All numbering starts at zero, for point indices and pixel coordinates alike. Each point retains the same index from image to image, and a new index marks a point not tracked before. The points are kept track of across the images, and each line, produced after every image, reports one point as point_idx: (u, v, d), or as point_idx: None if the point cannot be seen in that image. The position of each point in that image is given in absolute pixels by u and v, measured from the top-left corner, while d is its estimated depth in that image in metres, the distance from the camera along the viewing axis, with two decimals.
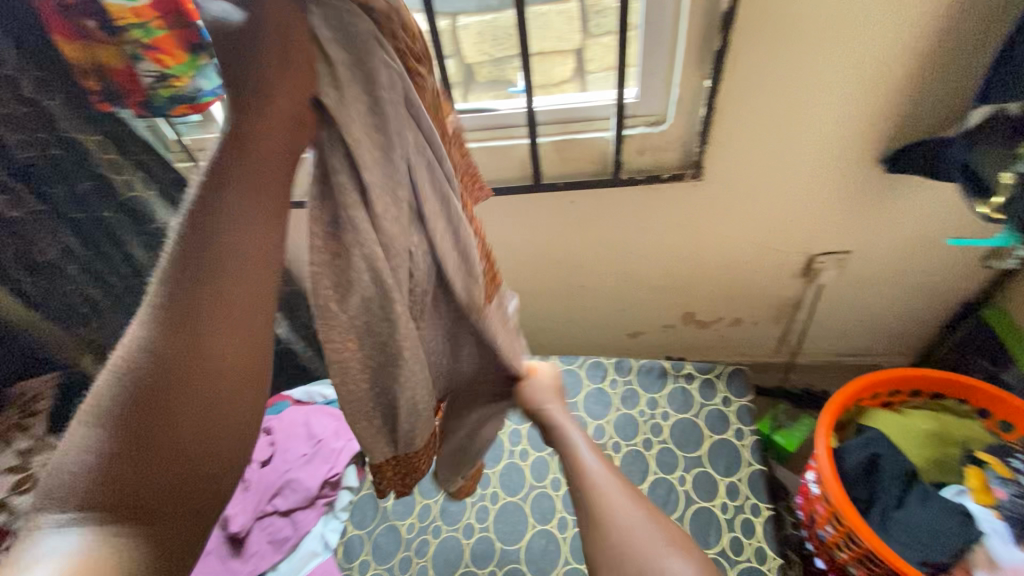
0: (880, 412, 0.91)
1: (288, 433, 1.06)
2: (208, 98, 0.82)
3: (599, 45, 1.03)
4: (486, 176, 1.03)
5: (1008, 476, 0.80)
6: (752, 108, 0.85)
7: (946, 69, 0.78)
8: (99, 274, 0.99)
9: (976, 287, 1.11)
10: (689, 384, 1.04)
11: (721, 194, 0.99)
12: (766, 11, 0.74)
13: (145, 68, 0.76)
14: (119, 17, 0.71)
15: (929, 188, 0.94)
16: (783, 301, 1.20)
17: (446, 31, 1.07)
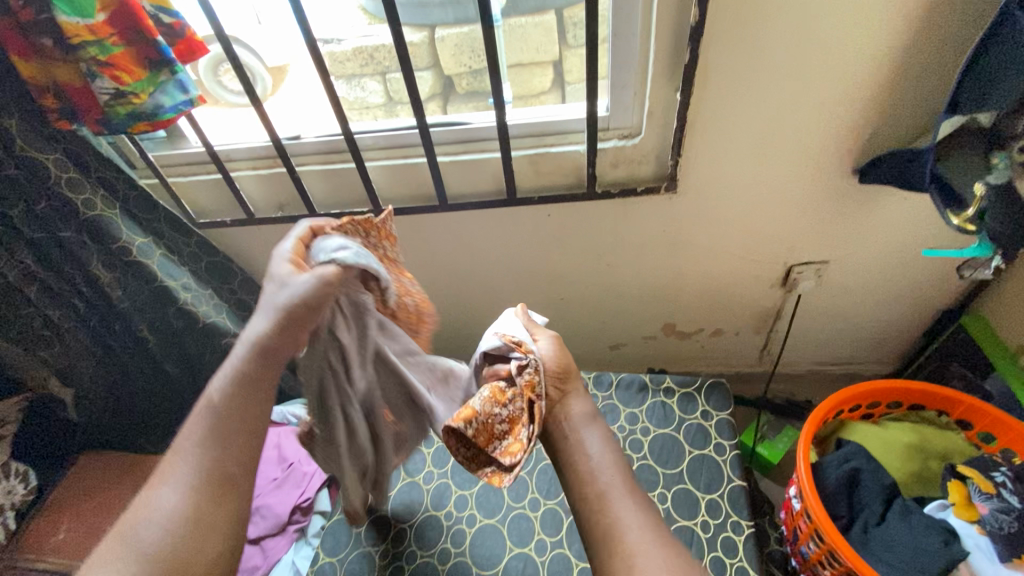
0: (859, 425, 0.90)
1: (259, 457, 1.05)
2: (169, 115, 0.79)
3: (576, 56, 1.02)
4: (460, 190, 1.01)
5: (991, 491, 0.76)
6: (723, 121, 0.85)
7: (916, 80, 0.78)
8: (60, 295, 0.96)
9: (955, 295, 1.10)
10: (668, 398, 1.02)
11: (696, 206, 0.98)
12: (734, 24, 0.74)
13: (102, 86, 0.74)
14: (74, 35, 0.69)
15: (903, 198, 0.93)
16: (764, 311, 1.19)
17: (423, 43, 1.06)
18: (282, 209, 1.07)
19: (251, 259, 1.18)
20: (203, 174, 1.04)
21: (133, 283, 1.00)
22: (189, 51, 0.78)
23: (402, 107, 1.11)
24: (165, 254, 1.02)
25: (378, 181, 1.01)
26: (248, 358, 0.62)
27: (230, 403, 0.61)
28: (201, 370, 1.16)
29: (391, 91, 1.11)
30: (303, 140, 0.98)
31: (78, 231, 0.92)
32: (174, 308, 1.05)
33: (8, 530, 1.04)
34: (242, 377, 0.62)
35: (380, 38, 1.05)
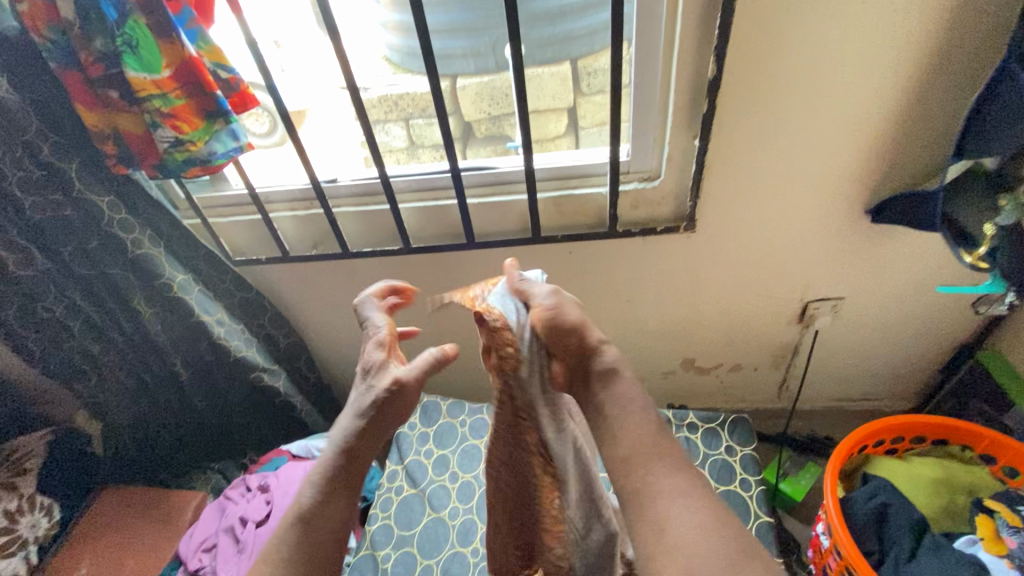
0: (885, 459, 0.90)
1: (284, 490, 1.04)
2: (220, 160, 0.83)
3: (590, 103, 1.09)
4: (486, 229, 1.06)
5: (1019, 525, 0.76)
6: (740, 165, 0.90)
7: (923, 127, 0.83)
8: (102, 329, 1.00)
9: (969, 331, 1.12)
10: (692, 434, 1.03)
11: (714, 245, 1.02)
12: (750, 74, 0.79)
13: (163, 134, 0.79)
14: (141, 89, 0.75)
15: (914, 237, 0.97)
16: (781, 347, 1.21)
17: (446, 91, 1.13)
18: (316, 247, 1.12)
19: (281, 295, 1.22)
20: (242, 214, 1.09)
21: (172, 317, 1.04)
22: (243, 103, 0.84)
23: (423, 149, 1.18)
24: (201, 289, 1.07)
25: (408, 221, 1.06)
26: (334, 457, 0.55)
27: (322, 508, 0.52)
28: (227, 403, 1.20)
29: (414, 136, 1.18)
30: (340, 183, 1.04)
31: (125, 269, 0.96)
32: (207, 342, 1.10)
33: (31, 563, 1.02)
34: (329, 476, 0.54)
35: (404, 86, 1.14)
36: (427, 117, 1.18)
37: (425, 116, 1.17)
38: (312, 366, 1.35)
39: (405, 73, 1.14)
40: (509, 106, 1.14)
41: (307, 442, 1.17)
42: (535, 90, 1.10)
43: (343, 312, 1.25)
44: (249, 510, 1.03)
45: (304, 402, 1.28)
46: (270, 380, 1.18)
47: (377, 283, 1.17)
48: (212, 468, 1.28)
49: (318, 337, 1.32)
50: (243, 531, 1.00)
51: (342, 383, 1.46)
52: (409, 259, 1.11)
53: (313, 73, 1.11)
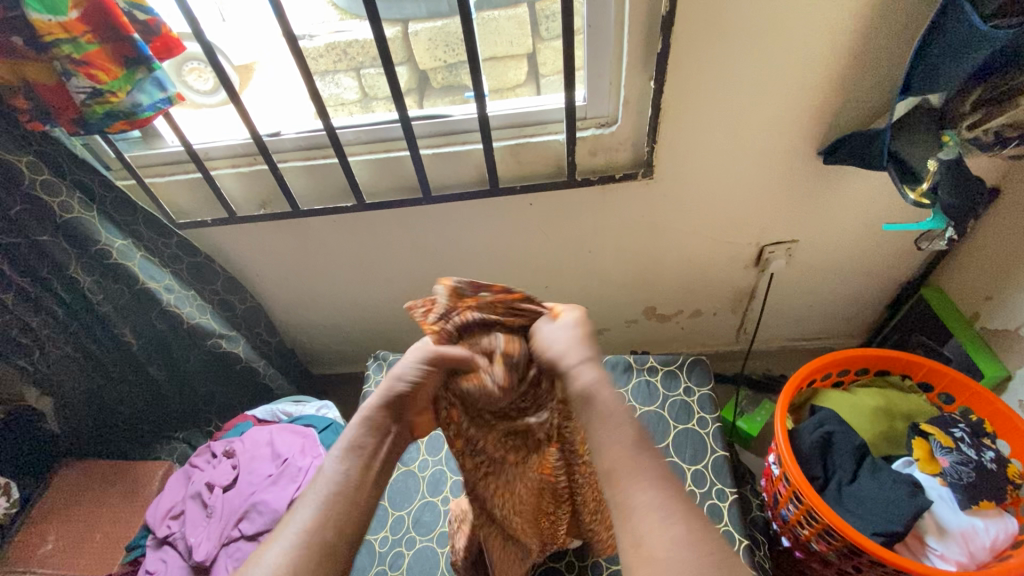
0: (830, 392, 0.94)
1: (251, 454, 1.03)
2: (147, 112, 0.78)
3: (549, 49, 1.05)
4: (441, 181, 1.03)
5: (951, 445, 0.80)
6: (693, 107, 0.88)
7: (873, 65, 0.83)
8: (38, 300, 0.94)
9: (913, 268, 1.17)
10: (652, 377, 1.06)
11: (672, 192, 1.02)
12: (699, 12, 0.77)
13: (78, 84, 0.72)
14: (47, 33, 0.68)
15: (863, 178, 0.99)
16: (738, 291, 1.24)
17: (397, 38, 1.07)
18: (264, 207, 1.07)
19: (232, 258, 1.17)
20: (181, 173, 1.02)
21: (114, 286, 0.99)
22: (167, 49, 0.77)
23: (377, 102, 1.12)
24: (144, 255, 1.01)
25: (361, 175, 1.02)
26: (356, 432, 0.60)
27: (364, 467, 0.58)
28: (186, 371, 1.18)
29: (366, 87, 1.12)
30: (283, 136, 0.98)
31: (57, 236, 0.90)
32: (157, 310, 1.05)
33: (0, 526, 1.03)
34: (353, 449, 0.59)
35: (354, 32, 1.06)
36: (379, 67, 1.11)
37: (377, 66, 1.11)
38: (273, 331, 1.32)
39: (354, 20, 1.06)
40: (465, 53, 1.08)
41: (271, 406, 1.16)
42: (492, 34, 1.04)
43: (301, 272, 1.21)
44: (215, 476, 1.01)
45: (267, 366, 1.25)
46: (229, 346, 1.15)
47: (333, 242, 1.14)
48: (176, 437, 1.25)
49: (277, 300, 1.29)
50: (210, 497, 0.98)
51: (307, 346, 1.43)
52: (363, 216, 1.08)
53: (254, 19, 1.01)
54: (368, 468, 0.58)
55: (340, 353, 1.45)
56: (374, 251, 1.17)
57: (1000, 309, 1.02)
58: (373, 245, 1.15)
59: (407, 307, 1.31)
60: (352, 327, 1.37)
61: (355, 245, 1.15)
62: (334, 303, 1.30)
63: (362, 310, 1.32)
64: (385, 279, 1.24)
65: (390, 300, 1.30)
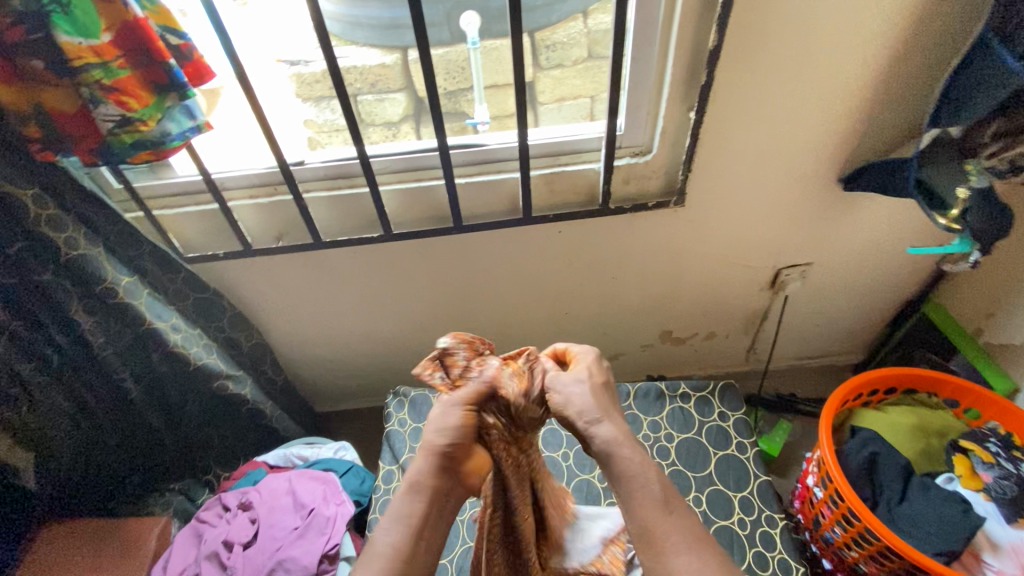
0: (865, 411, 0.96)
1: (271, 506, 0.95)
2: (175, 142, 0.72)
3: (549, 78, 1.06)
4: (472, 211, 1.01)
5: (992, 459, 0.83)
6: (729, 137, 0.90)
7: (897, 98, 0.87)
8: (32, 346, 0.84)
9: (915, 287, 1.23)
10: (686, 403, 1.05)
11: (700, 218, 1.04)
12: (743, 46, 0.79)
13: (106, 112, 0.66)
14: (75, 57, 0.62)
15: (877, 203, 1.04)
16: (752, 313, 1.27)
17: (397, 64, 1.07)
18: (281, 239, 1.01)
19: (239, 293, 1.10)
20: (193, 204, 0.96)
21: (117, 326, 0.91)
22: (199, 75, 0.72)
23: (373, 128, 1.09)
24: (151, 292, 0.93)
25: (388, 205, 0.99)
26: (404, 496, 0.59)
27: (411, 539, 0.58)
28: (185, 417, 1.08)
29: (362, 113, 1.09)
30: (308, 165, 0.94)
31: (59, 274, 0.81)
32: (160, 351, 0.97)
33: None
34: (403, 515, 0.58)
35: (352, 58, 1.05)
36: (377, 93, 1.09)
37: (376, 92, 1.09)
38: (278, 369, 1.24)
39: (350, 46, 1.05)
40: (467, 81, 1.07)
41: (284, 451, 1.08)
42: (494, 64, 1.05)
43: (312, 306, 1.15)
44: (233, 532, 0.92)
45: (274, 408, 1.18)
46: (236, 387, 1.07)
47: (350, 273, 1.09)
48: (171, 489, 1.14)
49: (282, 335, 1.22)
50: (230, 556, 0.89)
51: (309, 383, 1.35)
52: (386, 246, 1.04)
53: (256, 34, 0.99)
54: (420, 533, 0.58)
55: (344, 389, 1.38)
56: (393, 281, 1.12)
57: (1006, 324, 1.08)
58: (393, 276, 1.11)
59: (420, 337, 1.26)
60: (361, 362, 1.31)
61: (374, 277, 1.11)
62: (343, 337, 1.24)
63: (371, 343, 1.27)
64: (399, 310, 1.19)
65: (403, 333, 1.25)
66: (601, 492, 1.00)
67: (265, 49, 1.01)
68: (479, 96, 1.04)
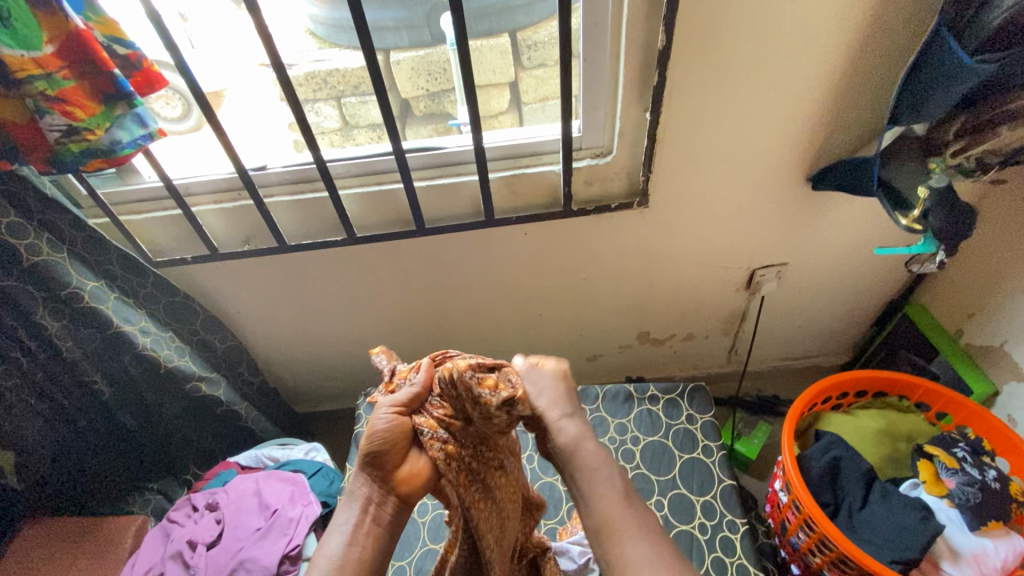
0: (833, 415, 0.94)
1: (237, 506, 0.96)
2: (127, 150, 0.73)
3: (532, 77, 1.03)
4: (436, 214, 1.01)
5: (956, 466, 0.80)
6: (688, 137, 0.89)
7: (860, 95, 0.85)
8: (1, 350, 0.86)
9: (897, 287, 1.20)
10: (654, 406, 1.04)
11: (667, 219, 1.02)
12: (694, 46, 0.78)
13: (52, 121, 0.68)
14: (18, 69, 0.64)
15: (849, 202, 1.01)
16: (730, 314, 1.25)
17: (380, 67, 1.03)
18: (248, 242, 1.03)
19: (213, 296, 1.12)
20: (160, 209, 0.97)
21: (86, 330, 0.93)
22: (149, 83, 0.73)
23: (359, 130, 1.09)
24: (119, 297, 0.95)
25: (351, 209, 0.99)
26: (351, 500, 0.59)
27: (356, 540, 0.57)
28: (162, 417, 1.10)
29: (347, 116, 1.08)
30: (269, 169, 0.95)
31: (23, 280, 0.84)
32: (131, 354, 0.99)
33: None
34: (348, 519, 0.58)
35: (334, 62, 1.03)
36: (360, 95, 1.07)
37: (359, 95, 1.06)
38: (255, 370, 1.26)
39: (334, 49, 1.03)
40: (448, 82, 1.06)
41: (256, 451, 1.10)
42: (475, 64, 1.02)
43: (286, 308, 1.16)
44: (198, 532, 0.94)
45: (251, 409, 1.19)
46: (209, 389, 1.08)
47: (319, 276, 1.10)
48: (150, 488, 1.16)
49: (259, 337, 1.23)
50: (193, 556, 0.91)
51: (290, 384, 1.37)
52: (352, 249, 1.05)
53: (230, 45, 1.02)
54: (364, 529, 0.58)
55: (325, 390, 1.39)
56: (363, 283, 1.13)
57: (986, 325, 1.05)
58: (363, 279, 1.12)
59: (396, 339, 1.27)
60: (340, 363, 1.32)
61: (343, 280, 1.12)
62: (319, 339, 1.25)
63: (349, 345, 1.28)
64: (373, 312, 1.20)
65: (379, 334, 1.26)
66: (564, 495, 1.01)
67: (246, 56, 1.04)
68: (460, 97, 1.04)
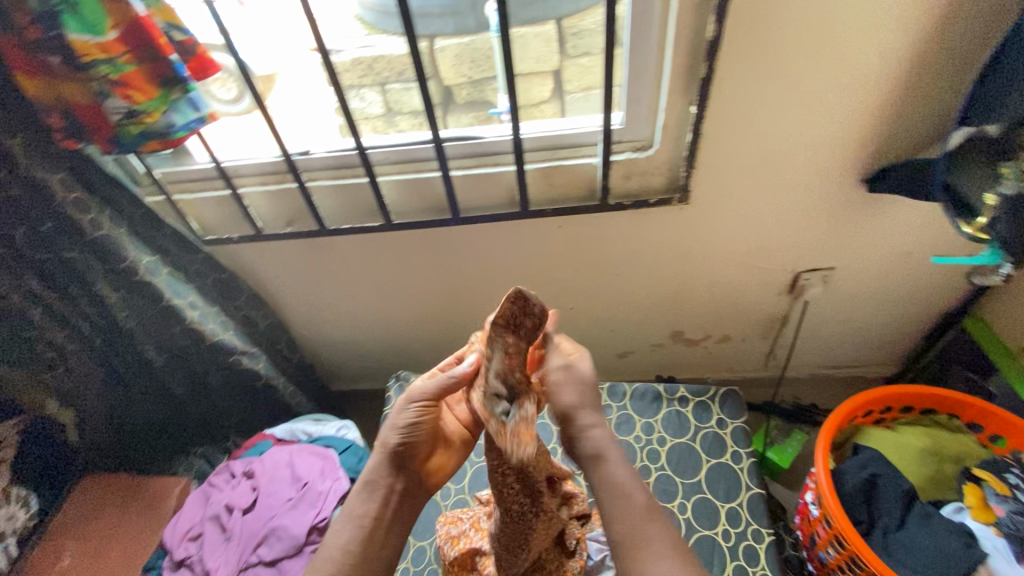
0: (873, 430, 0.90)
1: (271, 476, 1.01)
2: (181, 133, 0.78)
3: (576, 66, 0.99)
4: (471, 203, 1.01)
5: (1006, 492, 0.76)
6: (734, 133, 0.86)
7: (925, 92, 0.80)
8: (65, 315, 0.92)
9: (954, 298, 1.13)
10: (683, 408, 1.02)
11: (706, 217, 0.99)
12: (745, 37, 0.74)
13: (115, 104, 0.73)
14: (85, 54, 0.68)
15: (905, 207, 0.96)
16: (770, 318, 1.21)
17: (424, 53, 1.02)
18: (291, 225, 1.06)
19: (257, 274, 1.17)
20: (210, 189, 1.02)
21: (141, 302, 0.98)
22: (202, 68, 0.75)
23: (402, 117, 1.09)
24: (172, 271, 1.01)
25: (390, 195, 1.01)
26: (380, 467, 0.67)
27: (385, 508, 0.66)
28: (206, 387, 1.15)
29: (390, 102, 1.08)
30: (313, 155, 0.97)
31: (85, 252, 0.89)
32: (180, 326, 1.04)
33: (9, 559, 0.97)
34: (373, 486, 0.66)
35: (378, 48, 1.02)
36: (405, 82, 1.07)
37: (403, 80, 1.06)
38: (294, 347, 1.31)
39: (381, 35, 1.01)
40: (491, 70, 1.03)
41: (291, 425, 1.14)
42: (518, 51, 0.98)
43: (324, 289, 1.20)
44: (235, 497, 0.99)
45: (287, 384, 1.25)
46: (250, 363, 1.14)
47: (356, 260, 1.13)
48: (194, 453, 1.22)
49: (298, 316, 1.28)
50: (230, 519, 0.96)
51: (326, 362, 1.42)
52: (389, 235, 1.07)
53: (278, 30, 0.95)
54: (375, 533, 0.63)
55: (358, 370, 1.43)
56: (398, 269, 1.15)
57: None
58: (397, 264, 1.14)
59: (428, 325, 1.29)
60: (373, 345, 1.35)
61: (379, 264, 1.14)
62: (355, 321, 1.29)
63: (383, 328, 1.31)
64: (406, 298, 1.22)
65: (411, 320, 1.28)
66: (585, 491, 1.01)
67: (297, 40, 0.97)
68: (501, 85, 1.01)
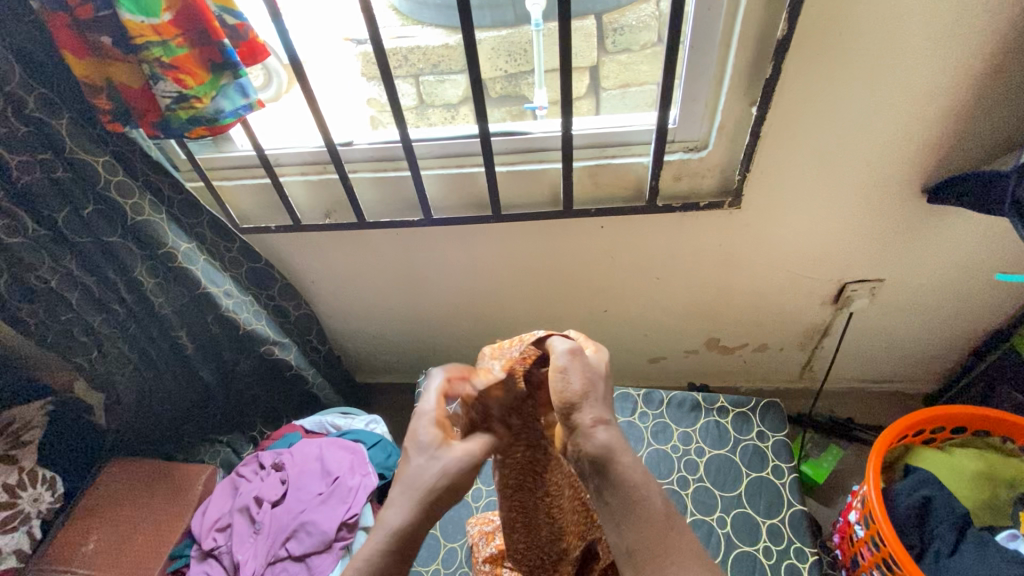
0: (925, 450, 0.87)
1: (300, 469, 1.00)
2: (227, 120, 0.75)
3: (615, 62, 0.98)
4: (512, 199, 0.99)
5: None
6: (794, 136, 0.83)
7: (1001, 99, 0.76)
8: (102, 299, 0.91)
9: (1007, 316, 1.08)
10: (723, 418, 0.99)
11: (755, 222, 0.96)
12: (817, 36, 0.71)
13: (165, 88, 0.70)
14: (138, 35, 0.66)
15: (966, 219, 0.92)
16: (811, 328, 1.17)
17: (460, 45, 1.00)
18: (328, 216, 1.04)
19: (290, 264, 1.15)
20: (248, 177, 1.01)
21: (177, 288, 0.98)
22: (253, 54, 0.74)
23: (433, 109, 1.05)
24: (207, 259, 1.00)
25: (430, 189, 0.99)
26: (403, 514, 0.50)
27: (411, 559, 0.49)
28: (236, 376, 1.15)
29: (424, 94, 1.05)
30: (355, 146, 0.96)
31: (125, 237, 0.89)
32: (214, 314, 1.04)
33: (34, 541, 0.93)
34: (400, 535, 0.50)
35: (416, 38, 1.00)
36: (439, 74, 1.04)
37: (437, 73, 1.04)
38: (324, 338, 1.29)
39: (417, 25, 1.01)
40: (527, 64, 1.00)
41: (319, 417, 1.14)
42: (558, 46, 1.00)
43: (355, 282, 1.18)
44: (264, 489, 0.98)
45: (316, 375, 1.24)
46: (281, 353, 1.13)
47: (390, 253, 1.11)
48: (219, 441, 1.21)
49: (328, 308, 1.26)
50: (259, 512, 0.95)
51: (352, 355, 1.40)
52: (426, 229, 1.05)
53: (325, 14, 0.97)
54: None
55: (383, 363, 1.42)
56: (431, 264, 1.13)
57: None
58: (432, 259, 1.12)
59: (457, 321, 1.27)
60: (401, 339, 1.34)
61: (413, 259, 1.12)
62: (384, 314, 1.27)
63: (411, 323, 1.29)
64: (437, 293, 1.20)
65: (440, 315, 1.26)
66: None
67: (333, 28, 0.99)
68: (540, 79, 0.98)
